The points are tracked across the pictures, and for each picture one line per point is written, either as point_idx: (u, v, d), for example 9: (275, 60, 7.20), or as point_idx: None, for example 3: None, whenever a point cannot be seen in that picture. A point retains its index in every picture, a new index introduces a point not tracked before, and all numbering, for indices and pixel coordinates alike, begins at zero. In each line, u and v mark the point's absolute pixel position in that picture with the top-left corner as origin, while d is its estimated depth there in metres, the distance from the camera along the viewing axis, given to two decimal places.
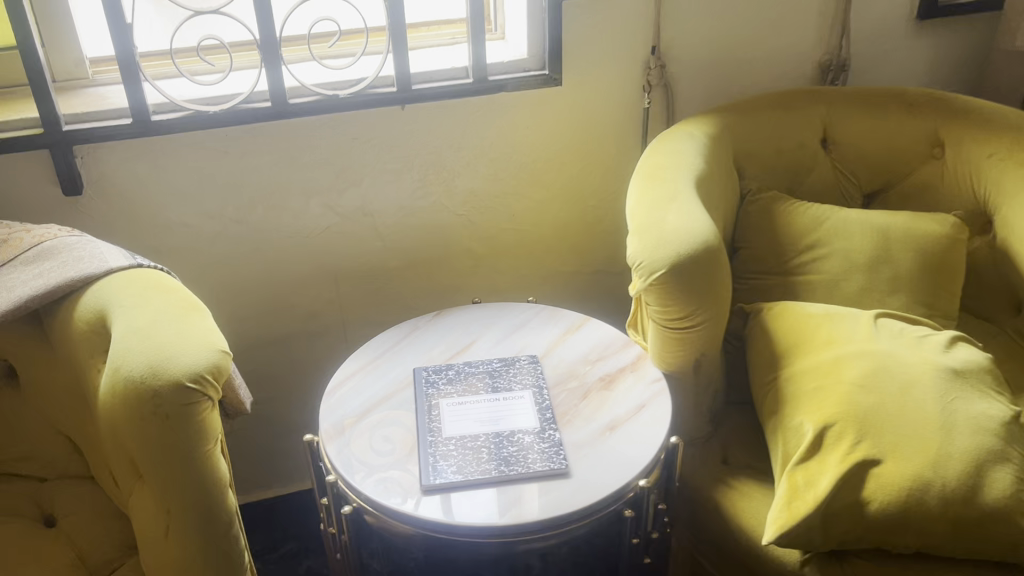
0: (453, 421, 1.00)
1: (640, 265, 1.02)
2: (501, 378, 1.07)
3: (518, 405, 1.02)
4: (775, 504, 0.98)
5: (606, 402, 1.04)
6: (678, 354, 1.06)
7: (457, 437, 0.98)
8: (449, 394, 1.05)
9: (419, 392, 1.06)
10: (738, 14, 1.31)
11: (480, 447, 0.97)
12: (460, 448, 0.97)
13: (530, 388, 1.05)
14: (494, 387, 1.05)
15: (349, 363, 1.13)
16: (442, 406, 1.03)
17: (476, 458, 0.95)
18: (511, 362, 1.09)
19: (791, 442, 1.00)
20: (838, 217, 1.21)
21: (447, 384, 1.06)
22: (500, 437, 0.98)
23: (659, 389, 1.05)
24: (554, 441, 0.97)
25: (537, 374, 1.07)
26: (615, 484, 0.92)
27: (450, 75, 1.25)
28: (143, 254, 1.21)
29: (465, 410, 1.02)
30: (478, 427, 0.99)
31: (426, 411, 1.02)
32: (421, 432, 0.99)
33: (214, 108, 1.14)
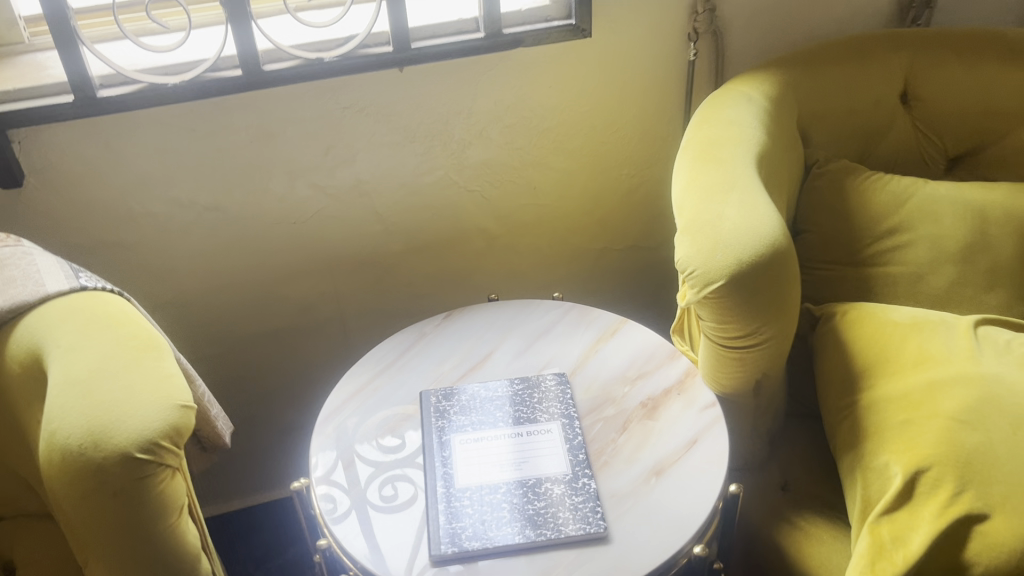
0: (467, 465, 0.85)
1: (691, 273, 0.84)
2: (523, 405, 0.90)
3: (545, 443, 0.86)
4: (853, 561, 0.82)
5: (650, 437, 0.87)
6: (735, 374, 0.89)
7: (473, 487, 0.82)
8: (462, 427, 0.89)
9: (427, 423, 0.89)
10: None
11: (501, 502, 0.81)
12: (476, 503, 0.81)
13: (559, 420, 0.88)
14: (515, 418, 0.89)
15: (349, 378, 0.97)
16: (455, 444, 0.87)
17: (495, 518, 0.79)
18: (534, 384, 0.93)
19: (874, 487, 0.83)
20: (925, 193, 1.01)
21: (460, 414, 0.90)
22: (525, 488, 0.82)
23: (713, 417, 0.88)
24: (589, 492, 0.81)
25: (565, 401, 0.90)
26: (664, 553, 0.76)
27: (457, 28, 1.04)
28: (104, 250, 1.04)
29: (482, 451, 0.86)
30: (497, 475, 0.83)
31: (435, 449, 0.87)
32: (430, 480, 0.83)
33: (172, 79, 0.94)
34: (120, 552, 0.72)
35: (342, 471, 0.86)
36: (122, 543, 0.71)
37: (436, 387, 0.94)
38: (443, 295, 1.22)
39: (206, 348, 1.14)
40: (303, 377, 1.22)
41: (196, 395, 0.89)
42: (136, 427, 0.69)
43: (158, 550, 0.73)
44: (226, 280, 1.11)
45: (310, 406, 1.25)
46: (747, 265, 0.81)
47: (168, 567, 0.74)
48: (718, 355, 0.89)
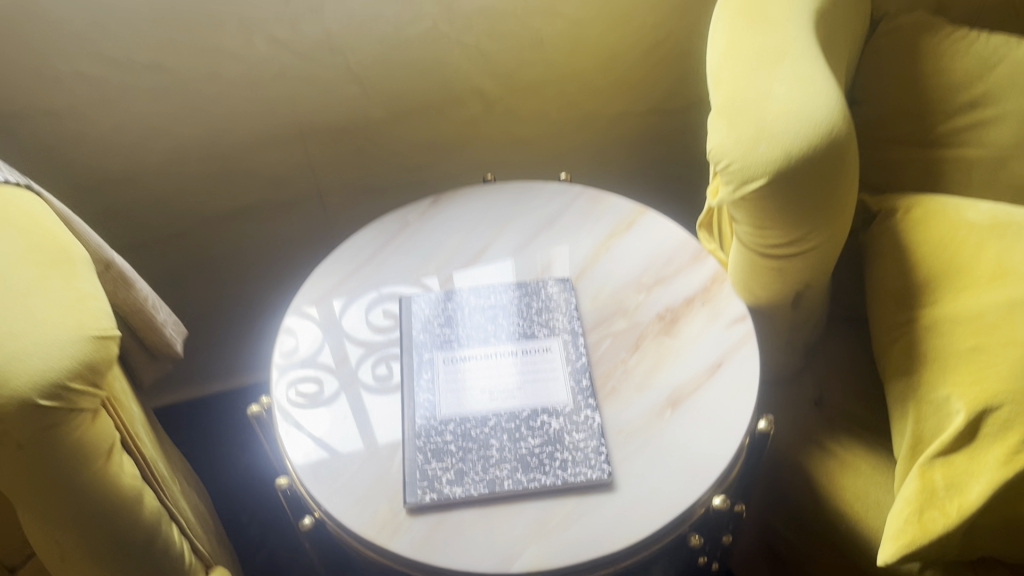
0: (451, 391, 0.73)
1: (725, 167, 0.68)
2: (520, 319, 0.78)
3: (543, 365, 0.74)
4: (897, 506, 0.70)
5: (666, 359, 0.74)
6: (770, 284, 0.75)
7: (457, 419, 0.71)
8: (449, 343, 0.77)
9: (407, 338, 0.78)
10: None
11: (489, 439, 0.69)
12: (460, 440, 0.69)
13: (560, 336, 0.76)
14: (511, 334, 0.77)
15: (327, 269, 0.86)
16: (439, 365, 0.75)
17: (482, 459, 0.68)
18: (533, 292, 0.80)
19: (929, 422, 0.71)
20: (1018, 58, 0.83)
21: (446, 326, 0.78)
22: (517, 421, 0.70)
23: (743, 334, 0.75)
24: (590, 429, 0.69)
25: (569, 313, 0.78)
26: (678, 506, 0.64)
27: None
28: (30, 117, 0.87)
29: (469, 375, 0.74)
30: (485, 406, 0.72)
31: (416, 368, 0.75)
32: (409, 408, 0.72)
33: None
34: (38, 500, 0.61)
35: (332, 357, 0.77)
36: (39, 491, 0.61)
37: (415, 294, 0.82)
38: (434, 166, 1.06)
39: (168, 228, 1.01)
40: (279, 258, 1.09)
41: (137, 300, 0.76)
42: (38, 367, 0.56)
43: (83, 496, 0.62)
44: (182, 153, 0.95)
45: (289, 287, 1.13)
46: (797, 161, 0.65)
47: (98, 512, 0.64)
48: (750, 263, 0.75)
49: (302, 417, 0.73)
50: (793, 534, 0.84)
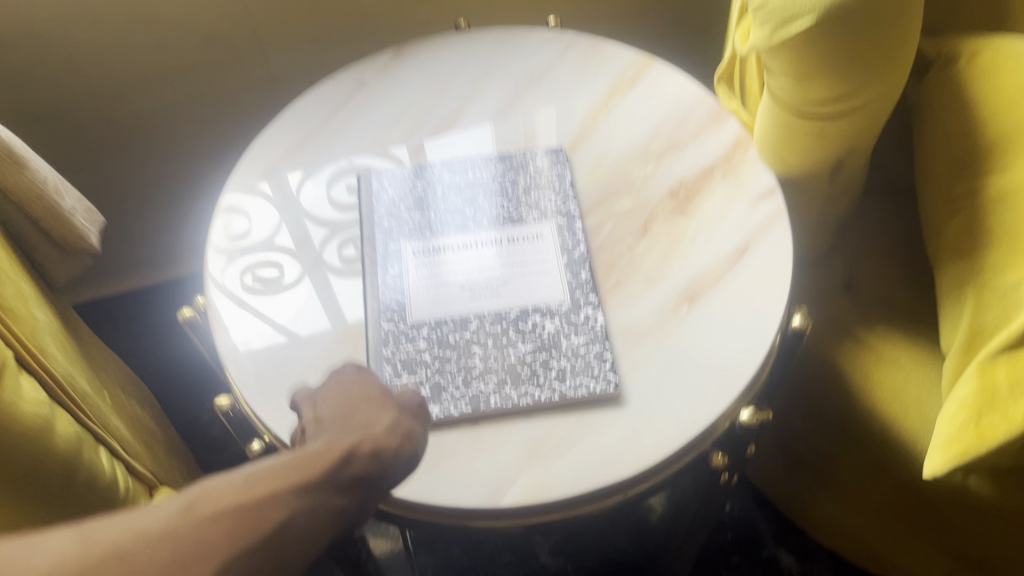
0: (422, 287, 0.61)
1: (762, 5, 0.54)
2: (505, 199, 0.65)
3: (533, 254, 0.62)
4: (950, 409, 0.60)
5: (681, 246, 0.62)
6: (806, 153, 0.62)
7: (432, 322, 0.59)
8: (420, 228, 0.64)
9: (367, 224, 0.65)
10: None
11: (471, 347, 0.58)
12: (435, 349, 0.58)
13: (553, 219, 0.64)
14: (494, 217, 0.64)
15: (277, 136, 0.72)
16: (407, 256, 0.63)
17: (463, 370, 0.57)
18: (520, 167, 0.67)
19: (992, 311, 0.60)
20: None
21: (416, 208, 0.65)
22: (504, 324, 0.58)
23: (773, 211, 0.62)
24: (592, 332, 0.58)
25: (562, 192, 0.65)
26: (698, 425, 0.54)
27: None
28: None
29: (445, 267, 0.62)
30: (465, 306, 0.60)
31: (380, 260, 0.63)
32: (373, 310, 0.60)
33: None
34: None
35: (290, 238, 0.65)
36: None
37: (377, 169, 0.68)
38: (396, 17, 0.90)
39: (84, 99, 0.86)
40: (222, 130, 0.94)
41: (34, 183, 0.62)
42: None
43: None
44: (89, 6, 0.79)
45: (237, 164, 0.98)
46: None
47: None
48: (785, 127, 0.62)
49: (264, 300, 0.61)
50: (816, 437, 0.77)
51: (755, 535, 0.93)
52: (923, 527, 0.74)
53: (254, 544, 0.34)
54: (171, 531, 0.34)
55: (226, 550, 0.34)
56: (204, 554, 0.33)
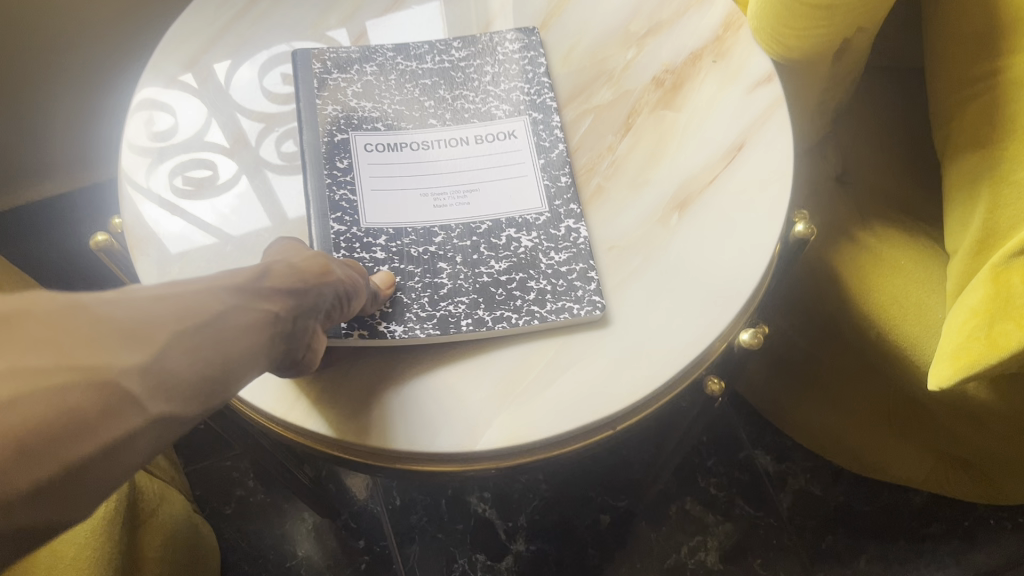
0: (377, 189, 0.52)
1: None
2: (469, 88, 0.57)
3: (504, 155, 0.54)
4: (958, 315, 0.54)
5: (670, 144, 0.54)
6: (808, 35, 0.55)
7: (392, 232, 0.51)
8: (373, 120, 0.55)
9: (305, 110, 0.55)
10: None
11: (437, 264, 0.50)
12: (396, 261, 0.50)
13: (526, 114, 0.56)
14: (458, 111, 0.56)
15: (197, 18, 0.62)
16: (357, 150, 0.53)
17: (429, 289, 0.49)
18: (485, 54, 0.58)
19: (1009, 210, 0.54)
20: None
21: (365, 96, 0.56)
22: (474, 236, 0.51)
23: (770, 100, 0.55)
24: (573, 247, 0.51)
25: (533, 81, 0.57)
26: (694, 351, 0.47)
27: None
28: None
29: (403, 167, 0.53)
30: (428, 215, 0.52)
31: (324, 155, 0.53)
32: (320, 212, 0.51)
33: None
34: None
35: (222, 135, 0.56)
36: None
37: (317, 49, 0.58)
38: None
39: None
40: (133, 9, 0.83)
41: None
42: None
43: None
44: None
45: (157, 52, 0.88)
46: None
47: None
48: (785, 8, 0.54)
49: (195, 205, 0.53)
50: (805, 340, 0.72)
51: (731, 436, 0.90)
52: (913, 428, 0.70)
53: (201, 327, 0.31)
54: (113, 302, 0.30)
55: (174, 329, 0.31)
56: (157, 321, 0.30)
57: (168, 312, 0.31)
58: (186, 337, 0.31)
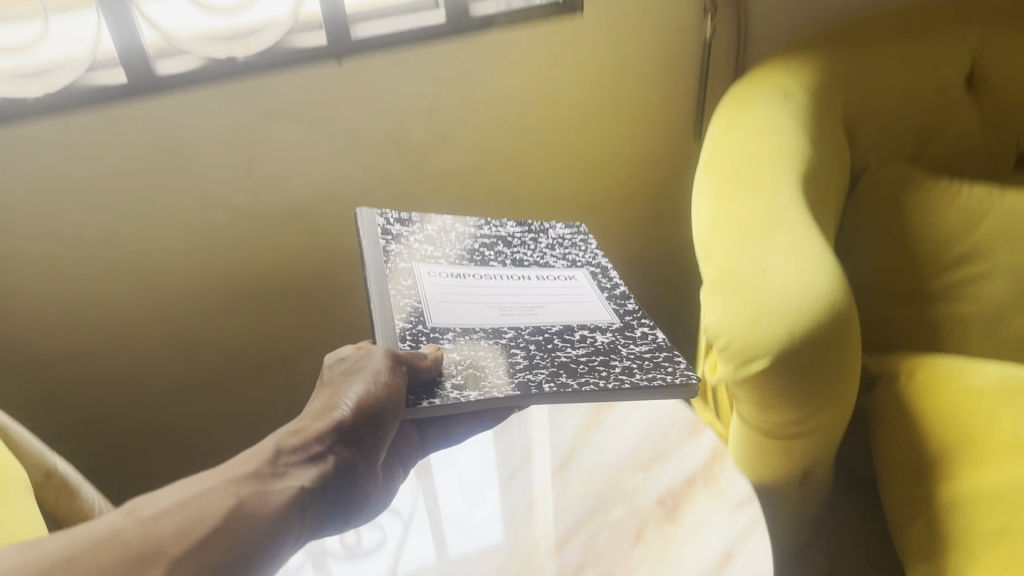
0: (441, 301, 0.59)
1: (723, 345, 0.64)
2: (524, 253, 0.69)
3: (571, 291, 0.64)
4: None
5: (666, 556, 0.63)
6: (774, 466, 0.71)
7: (458, 327, 0.56)
8: (432, 261, 0.65)
9: (372, 248, 0.64)
10: None
11: (510, 351, 0.54)
12: (460, 348, 0.54)
13: (582, 269, 0.68)
14: (517, 264, 0.67)
15: None
16: (420, 275, 0.62)
17: (506, 364, 0.52)
18: (540, 235, 0.73)
19: None
20: (1005, 209, 0.80)
21: (425, 246, 0.67)
22: (549, 335, 0.57)
23: (751, 518, 0.64)
24: (652, 343, 0.57)
25: (586, 254, 0.71)
26: None
27: (411, 8, 0.85)
28: None
29: (469, 288, 0.61)
30: (498, 318, 0.58)
31: (391, 277, 0.60)
32: (384, 313, 0.57)
33: (32, 91, 0.74)
34: None
35: None
36: None
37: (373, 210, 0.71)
38: None
39: (118, 387, 0.95)
40: (245, 423, 1.04)
41: (86, 512, 0.67)
42: None
43: None
44: (136, 314, 0.90)
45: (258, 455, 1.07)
46: (801, 342, 0.61)
47: None
48: (755, 444, 0.70)
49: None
50: None
51: None
52: None
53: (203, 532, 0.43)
54: (130, 527, 0.42)
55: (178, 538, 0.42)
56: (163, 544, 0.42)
57: (178, 528, 0.43)
58: (199, 546, 0.42)
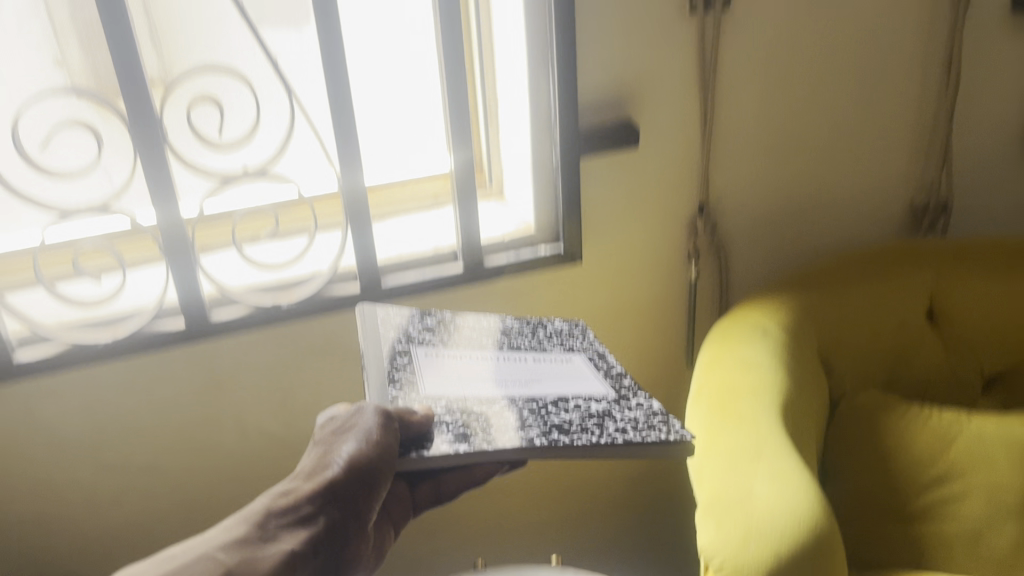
0: (436, 373, 0.64)
1: (717, 566, 0.70)
2: (525, 336, 0.73)
3: (566, 368, 0.67)
4: None
5: None
6: None
7: (447, 397, 0.61)
8: (432, 343, 0.69)
9: (375, 332, 0.69)
10: (800, 155, 1.01)
11: (504, 414, 0.58)
12: (454, 410, 0.59)
13: (581, 352, 0.71)
14: (518, 344, 0.71)
15: None
16: (416, 355, 0.67)
17: (501, 424, 0.57)
18: (539, 322, 0.77)
19: None
20: (972, 432, 0.87)
21: (427, 330, 0.71)
22: (542, 403, 0.60)
23: None
24: (647, 407, 0.61)
25: (585, 339, 0.74)
26: None
27: (433, 259, 0.97)
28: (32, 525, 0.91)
29: (462, 364, 0.66)
30: (492, 389, 0.62)
31: (392, 356, 0.66)
32: (380, 391, 0.62)
33: (104, 336, 0.84)
34: None
35: None
36: None
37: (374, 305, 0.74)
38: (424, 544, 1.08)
39: None
40: None
41: None
42: None
43: None
44: (170, 534, 0.97)
45: None
46: (786, 561, 0.67)
47: None
48: None
49: None
50: None
51: None
52: None
53: None
54: None
55: None
56: None
57: None
58: None
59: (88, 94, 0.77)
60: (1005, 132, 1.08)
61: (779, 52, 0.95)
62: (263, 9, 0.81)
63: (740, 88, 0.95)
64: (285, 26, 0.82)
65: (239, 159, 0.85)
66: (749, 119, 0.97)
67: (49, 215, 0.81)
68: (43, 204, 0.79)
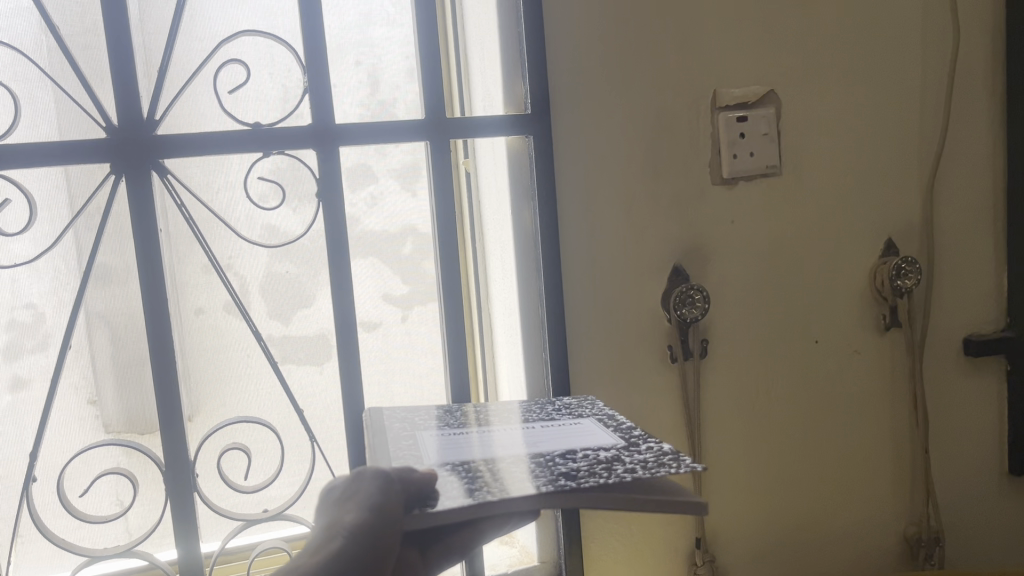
0: (441, 449, 0.68)
1: None
2: (535, 418, 0.78)
3: (576, 433, 0.71)
4: None
5: None
6: None
7: (454, 462, 0.64)
8: (442, 429, 0.75)
9: (390, 429, 0.75)
10: (789, 469, 1.07)
11: (513, 469, 0.61)
12: (461, 471, 0.62)
13: (591, 421, 0.76)
14: (529, 423, 0.76)
15: None
16: (423, 437, 0.72)
17: (512, 476, 0.60)
18: (545, 411, 0.82)
19: None
20: None
21: (440, 424, 0.77)
22: (549, 458, 0.64)
23: None
24: (656, 449, 0.64)
25: (592, 415, 0.79)
26: None
27: None
28: None
29: (472, 439, 0.71)
30: (498, 453, 0.66)
31: (398, 443, 0.70)
32: (388, 457, 0.66)
33: None
34: None
35: None
36: None
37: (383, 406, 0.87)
38: None
39: None
40: None
41: None
42: None
43: None
44: None
45: None
46: None
47: None
48: None
49: None
50: None
51: None
52: None
53: None
54: None
55: None
56: None
57: None
58: None
59: (127, 440, 0.88)
60: (983, 464, 1.14)
61: (759, 397, 1.04)
62: (290, 350, 0.93)
63: (727, 428, 1.03)
64: (308, 364, 0.93)
65: (260, 502, 0.93)
66: (739, 456, 1.04)
67: (82, 558, 0.88)
68: (71, 549, 0.86)
